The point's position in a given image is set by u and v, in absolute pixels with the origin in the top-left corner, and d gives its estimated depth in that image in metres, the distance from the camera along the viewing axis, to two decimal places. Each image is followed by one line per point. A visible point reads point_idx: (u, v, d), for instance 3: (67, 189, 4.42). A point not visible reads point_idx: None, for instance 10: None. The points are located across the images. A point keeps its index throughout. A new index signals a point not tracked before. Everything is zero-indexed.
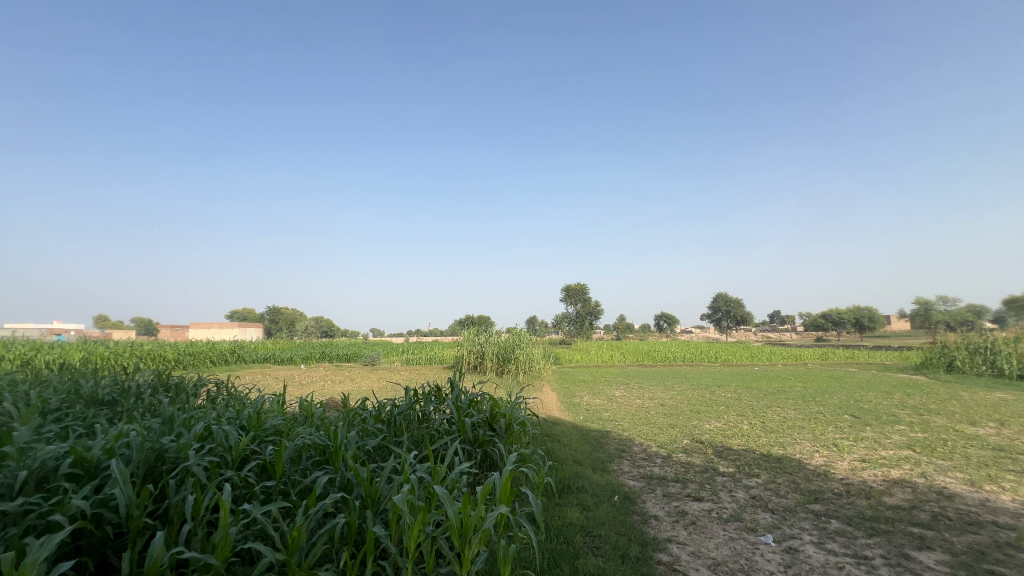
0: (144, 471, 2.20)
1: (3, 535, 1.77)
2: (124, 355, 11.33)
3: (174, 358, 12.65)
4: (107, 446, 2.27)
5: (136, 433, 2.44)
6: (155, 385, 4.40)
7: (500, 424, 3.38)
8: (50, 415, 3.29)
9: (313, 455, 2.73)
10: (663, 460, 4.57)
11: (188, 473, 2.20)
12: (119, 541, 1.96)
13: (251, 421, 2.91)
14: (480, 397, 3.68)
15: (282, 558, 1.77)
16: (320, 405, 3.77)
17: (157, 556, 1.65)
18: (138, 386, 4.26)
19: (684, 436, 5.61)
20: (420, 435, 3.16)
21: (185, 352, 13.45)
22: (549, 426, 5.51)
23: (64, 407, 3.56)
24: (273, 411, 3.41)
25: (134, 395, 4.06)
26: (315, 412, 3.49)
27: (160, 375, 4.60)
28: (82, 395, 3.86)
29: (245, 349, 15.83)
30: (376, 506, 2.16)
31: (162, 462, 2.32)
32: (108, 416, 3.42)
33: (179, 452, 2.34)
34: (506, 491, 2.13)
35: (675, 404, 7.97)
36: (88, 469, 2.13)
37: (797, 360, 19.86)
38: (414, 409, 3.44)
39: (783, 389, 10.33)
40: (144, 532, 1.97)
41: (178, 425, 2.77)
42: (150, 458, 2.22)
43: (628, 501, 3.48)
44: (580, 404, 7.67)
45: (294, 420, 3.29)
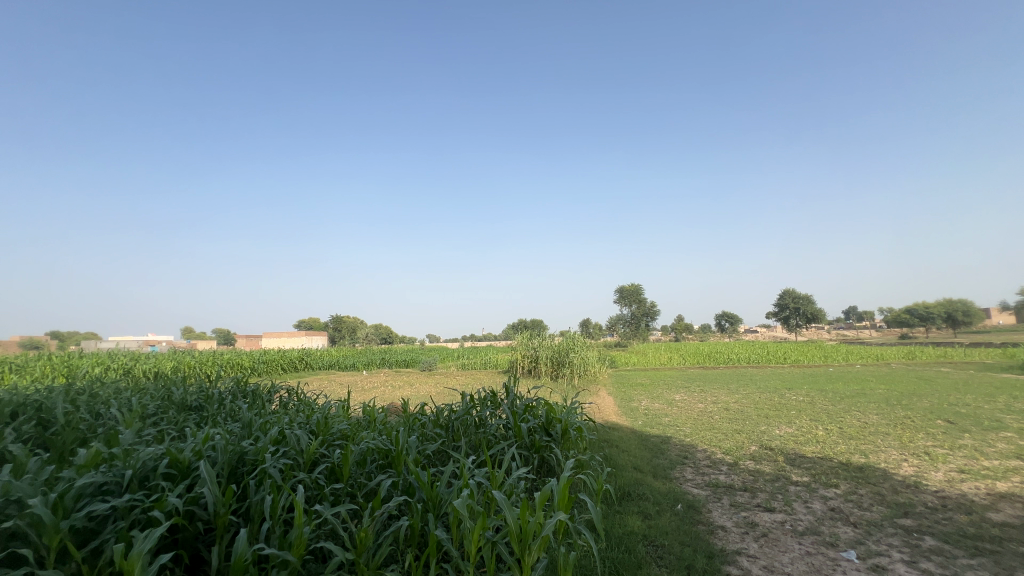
0: (228, 472, 2.39)
1: (114, 528, 1.98)
2: (209, 364, 12.40)
3: (251, 366, 13.66)
4: (196, 448, 2.50)
5: (220, 437, 2.66)
6: (234, 392, 4.77)
7: (556, 429, 3.36)
8: (148, 419, 3.65)
9: (377, 459, 2.84)
10: (729, 468, 4.35)
11: (266, 475, 2.36)
12: (208, 536, 2.13)
13: (319, 426, 3.08)
14: (535, 402, 3.67)
15: (351, 558, 1.86)
16: (381, 410, 3.91)
17: (242, 552, 1.78)
18: (220, 393, 4.63)
19: (751, 442, 5.31)
20: (477, 439, 3.20)
21: (260, 360, 14.50)
22: (607, 431, 5.41)
23: (160, 412, 3.95)
24: (339, 416, 3.59)
25: (217, 401, 4.42)
26: (377, 416, 3.64)
27: (239, 383, 4.98)
28: (174, 401, 4.26)
29: (312, 356, 16.81)
30: (437, 510, 2.22)
31: (242, 464, 2.51)
32: (197, 421, 3.75)
33: (258, 455, 2.53)
34: (564, 497, 2.11)
35: (741, 408, 7.58)
36: (181, 469, 2.35)
37: (879, 361, 18.24)
38: (471, 413, 3.49)
39: (863, 392, 9.52)
40: (229, 529, 2.14)
41: (255, 430, 2.99)
42: (232, 460, 2.42)
43: (692, 510, 3.34)
44: (638, 409, 7.48)
45: (358, 425, 3.44)
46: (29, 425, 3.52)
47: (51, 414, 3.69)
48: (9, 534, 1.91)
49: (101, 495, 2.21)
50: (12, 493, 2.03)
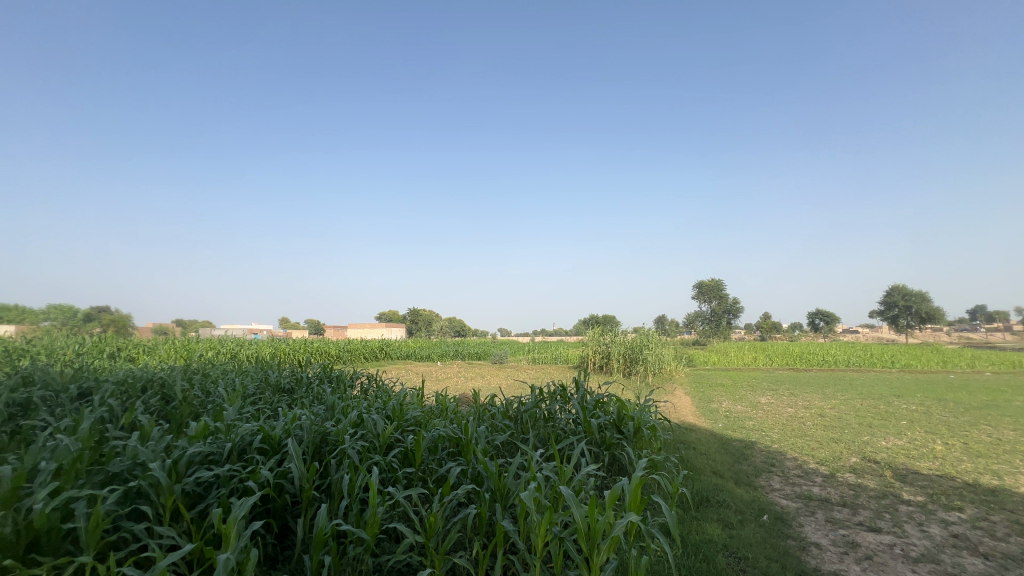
0: (312, 451, 2.56)
1: (216, 494, 2.19)
2: (301, 351, 13.53)
3: (337, 354, 14.72)
4: (286, 427, 2.71)
5: (306, 417, 2.87)
6: (321, 377, 5.13)
7: (628, 427, 3.21)
8: (249, 399, 4.05)
9: (448, 447, 2.89)
10: (824, 480, 3.93)
11: (345, 455, 2.50)
12: (295, 508, 2.29)
13: (395, 412, 3.21)
14: (606, 398, 3.54)
15: (421, 541, 1.91)
16: (453, 399, 4.00)
17: (322, 526, 1.89)
18: (309, 377, 5.02)
19: (851, 453, 4.77)
20: (546, 433, 3.15)
21: (345, 349, 15.58)
22: (684, 432, 5.14)
23: (258, 393, 4.36)
24: (414, 403, 3.74)
25: (306, 384, 4.79)
26: (448, 405, 3.73)
27: (325, 368, 5.37)
28: (270, 383, 4.69)
29: (391, 346, 17.76)
30: (505, 501, 2.21)
31: (325, 444, 2.67)
32: (288, 402, 4.07)
33: (339, 436, 2.69)
34: (636, 498, 1.99)
35: (838, 415, 6.87)
36: (273, 445, 2.56)
37: (1016, 369, 15.64)
38: (540, 407, 3.46)
39: (994, 404, 8.21)
40: (313, 504, 2.27)
41: (338, 412, 3.18)
42: (316, 440, 2.59)
43: (780, 523, 3.06)
44: (718, 410, 7.04)
45: (430, 413, 3.55)
46: (156, 399, 4.04)
47: (172, 390, 4.21)
48: (135, 492, 2.17)
49: (207, 463, 2.46)
50: (138, 457, 2.32)
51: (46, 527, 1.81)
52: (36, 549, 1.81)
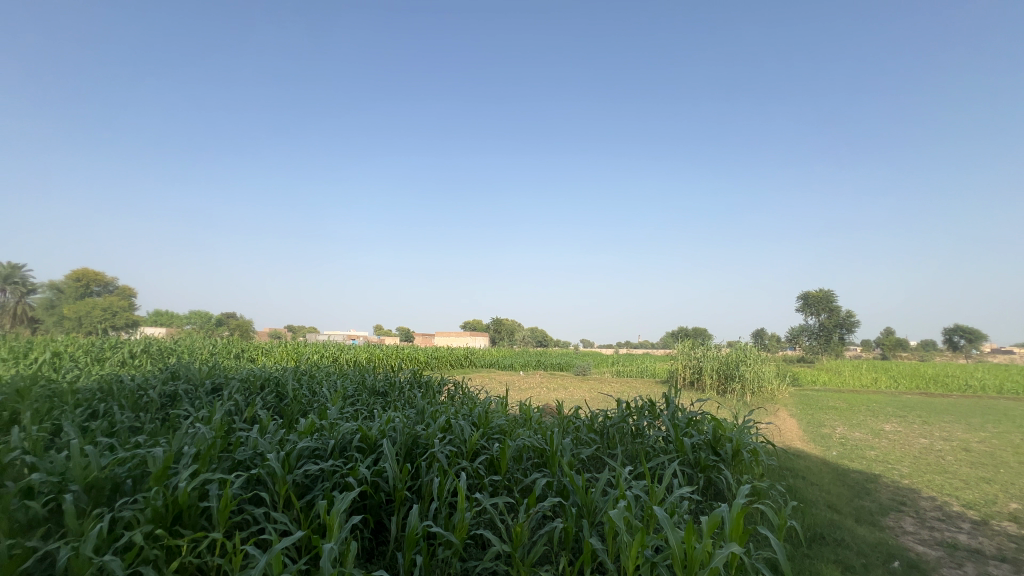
0: (404, 452, 2.69)
1: (321, 486, 2.38)
2: (393, 357, 14.39)
3: (426, 360, 15.45)
4: (381, 428, 2.87)
5: (399, 420, 3.02)
6: (411, 382, 5.40)
7: (726, 449, 2.97)
8: (349, 400, 4.37)
9: (533, 457, 2.88)
10: (973, 528, 3.33)
11: (435, 458, 2.59)
12: (389, 506, 2.41)
13: (480, 419, 3.27)
14: (700, 416, 3.31)
15: (508, 550, 1.90)
16: (537, 409, 3.99)
17: (414, 526, 1.96)
18: (400, 382, 5.30)
19: (1010, 498, 4.00)
20: (634, 450, 3.00)
21: (433, 356, 16.29)
22: (791, 459, 4.64)
23: (357, 394, 4.69)
24: (498, 412, 3.78)
25: (398, 388, 5.07)
26: (532, 415, 3.72)
27: (415, 374, 5.64)
28: (366, 386, 5.03)
29: (475, 355, 18.28)
30: (592, 518, 2.15)
31: (416, 446, 2.79)
32: (382, 404, 4.33)
33: (429, 440, 2.79)
34: (737, 527, 1.82)
35: (989, 451, 5.80)
36: (369, 444, 2.73)
37: None
38: (628, 421, 3.32)
39: None
40: (405, 503, 2.37)
41: (428, 417, 3.32)
42: (408, 442, 2.71)
43: (916, 573, 2.63)
44: (832, 436, 6.28)
45: (515, 422, 3.57)
46: (271, 396, 4.51)
47: (284, 389, 4.67)
48: (256, 479, 2.42)
49: (314, 458, 2.68)
50: (258, 448, 2.59)
51: (188, 502, 2.08)
52: (179, 522, 2.08)
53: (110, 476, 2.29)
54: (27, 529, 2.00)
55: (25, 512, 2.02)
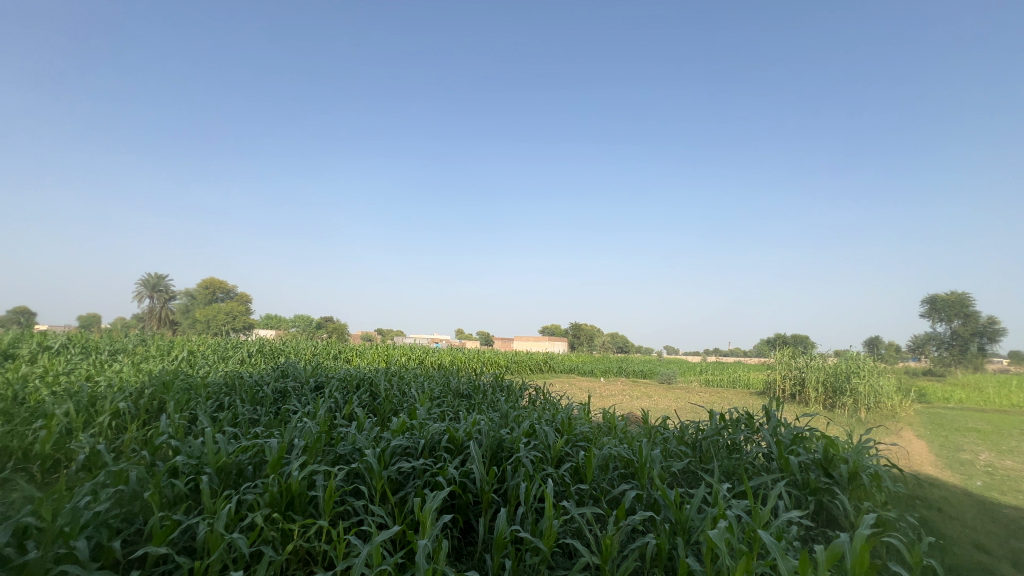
0: (490, 455, 2.73)
1: (413, 483, 2.49)
2: (476, 360, 14.76)
3: (506, 364, 15.68)
4: (467, 430, 2.95)
5: (484, 423, 3.08)
6: (494, 385, 5.50)
7: (840, 470, 2.66)
8: (436, 401, 4.55)
9: (619, 467, 2.79)
10: None
11: (520, 462, 2.60)
12: (477, 507, 2.45)
13: (564, 425, 3.24)
14: (807, 432, 3.01)
15: (597, 563, 1.85)
16: (622, 417, 3.86)
17: (503, 530, 1.98)
18: (483, 385, 5.41)
19: None
20: (731, 465, 2.80)
21: (513, 360, 16.51)
22: (922, 487, 4.05)
23: (443, 396, 4.87)
24: (581, 419, 3.72)
25: (481, 391, 5.18)
26: (617, 424, 3.61)
27: (497, 378, 5.74)
28: (451, 389, 5.20)
29: (555, 360, 18.24)
30: (687, 536, 2.03)
31: (501, 450, 2.82)
32: (467, 406, 4.44)
33: (513, 444, 2.81)
34: (860, 561, 1.61)
35: None
36: (456, 445, 2.81)
37: None
38: (722, 435, 3.10)
39: None
40: (492, 506, 2.40)
41: (511, 420, 3.35)
42: (493, 445, 2.76)
43: None
44: (974, 463, 5.39)
45: (599, 430, 3.49)
46: (366, 395, 4.83)
47: (377, 389, 4.98)
48: (356, 473, 2.59)
49: (406, 455, 2.81)
50: (357, 444, 2.78)
51: (298, 491, 2.28)
52: (292, 508, 2.28)
53: (235, 462, 2.58)
54: (172, 504, 2.31)
55: (171, 489, 2.34)
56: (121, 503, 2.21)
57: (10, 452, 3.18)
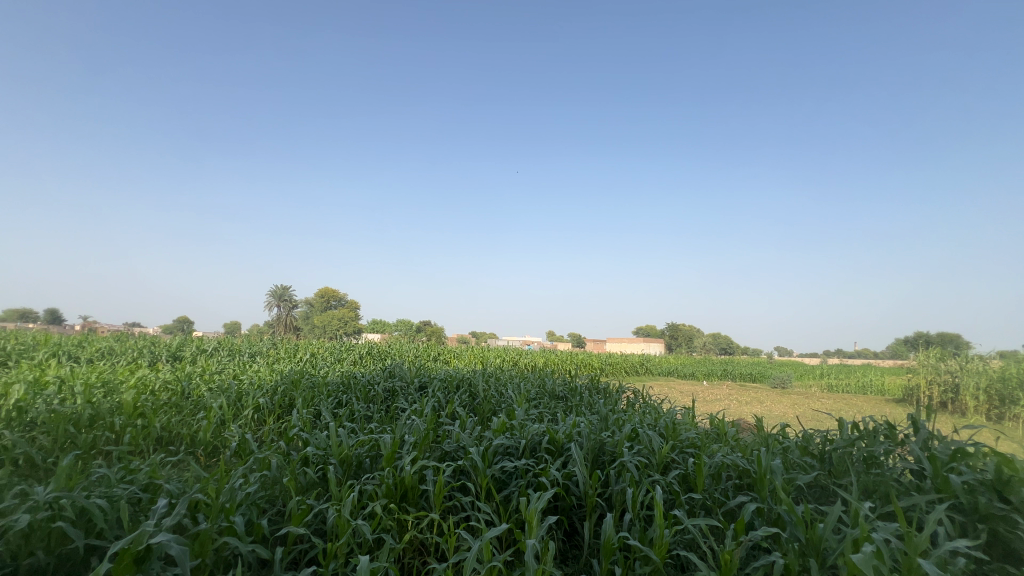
0: (592, 458, 2.68)
1: (516, 483, 2.52)
2: (569, 363, 14.65)
3: (600, 366, 15.42)
4: (567, 432, 2.93)
5: (584, 426, 3.04)
6: (591, 388, 5.40)
7: (1022, 495, 2.20)
8: (532, 402, 4.60)
9: (733, 477, 2.58)
10: None
11: (624, 467, 2.52)
12: (581, 511, 2.42)
13: (668, 431, 3.08)
14: (972, 447, 2.53)
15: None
16: (733, 424, 3.58)
17: (610, 536, 1.93)
18: (580, 387, 5.35)
19: None
20: (871, 482, 2.45)
21: (607, 362, 16.19)
22: None
23: (539, 397, 4.90)
24: (687, 424, 3.52)
25: (577, 393, 5.13)
26: (728, 430, 3.36)
27: (593, 380, 5.63)
28: (547, 390, 5.21)
29: (651, 362, 17.56)
30: (821, 559, 1.81)
31: (603, 454, 2.76)
32: (564, 408, 4.43)
33: (615, 447, 2.74)
34: None
35: None
36: (557, 447, 2.80)
37: None
38: (857, 447, 2.73)
39: None
40: (597, 510, 2.35)
41: (611, 424, 3.26)
42: (594, 448, 2.71)
43: None
44: None
45: (707, 436, 3.27)
46: (466, 396, 5.01)
47: (476, 389, 5.16)
48: (462, 470, 2.70)
49: (507, 455, 2.86)
50: (461, 441, 2.89)
51: (411, 484, 2.42)
52: (406, 500, 2.43)
53: (355, 454, 2.82)
54: (306, 489, 2.58)
55: (304, 476, 2.62)
56: (266, 486, 2.52)
57: (181, 437, 3.81)
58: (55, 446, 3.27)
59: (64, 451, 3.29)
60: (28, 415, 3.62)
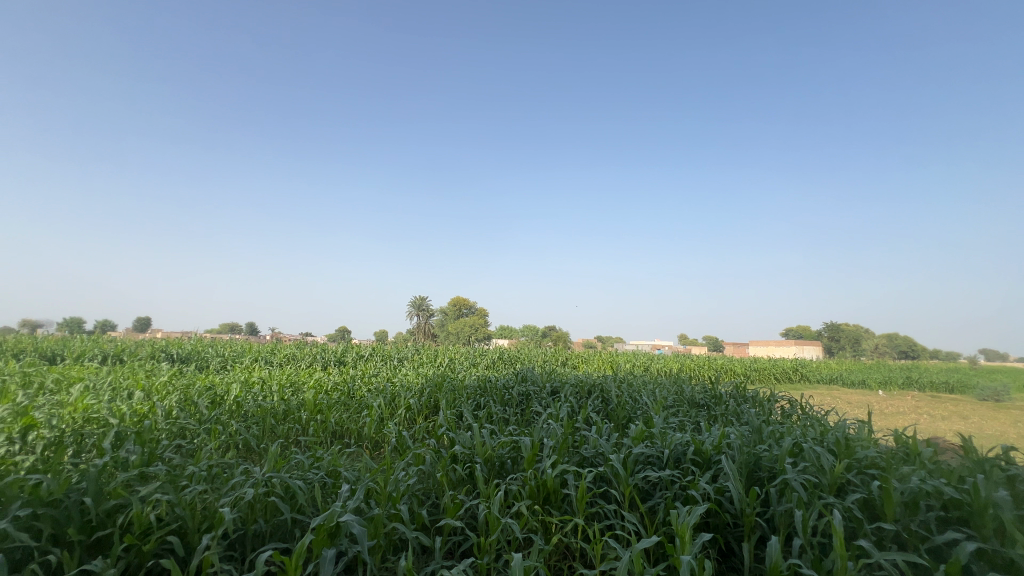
0: (746, 473, 2.45)
1: (661, 494, 2.41)
2: (708, 368, 13.54)
3: (744, 372, 14.02)
4: (715, 443, 2.72)
5: (734, 437, 2.79)
6: (736, 396, 4.92)
7: None
8: (670, 410, 4.35)
9: (937, 507, 2.14)
10: None
11: (788, 486, 2.24)
12: (737, 531, 2.22)
13: (841, 447, 2.67)
14: None
15: None
16: (929, 443, 2.97)
17: (778, 562, 1.73)
18: (723, 395, 4.92)
19: None
20: None
21: (753, 368, 14.65)
22: None
23: (677, 405, 4.63)
24: (864, 440, 3.01)
25: (721, 402, 4.73)
26: (922, 450, 2.79)
27: (738, 387, 5.14)
28: (686, 397, 4.90)
29: (808, 369, 15.45)
30: None
31: (759, 469, 2.50)
32: (707, 417, 4.11)
33: (775, 463, 2.46)
34: None
35: None
36: (704, 459, 2.62)
37: None
38: None
39: None
40: (756, 531, 2.14)
41: (767, 436, 2.94)
42: (749, 462, 2.47)
43: None
44: None
45: (893, 456, 2.77)
46: (599, 401, 4.94)
47: (609, 395, 5.06)
48: (603, 477, 2.66)
49: (650, 465, 2.75)
50: (600, 448, 2.86)
51: (553, 487, 2.46)
52: (549, 502, 2.47)
53: (498, 455, 2.96)
54: (457, 485, 2.79)
55: (455, 472, 2.83)
56: (423, 479, 2.78)
57: (351, 431, 4.40)
58: (263, 434, 4.04)
59: (269, 438, 4.04)
60: (243, 408, 4.52)
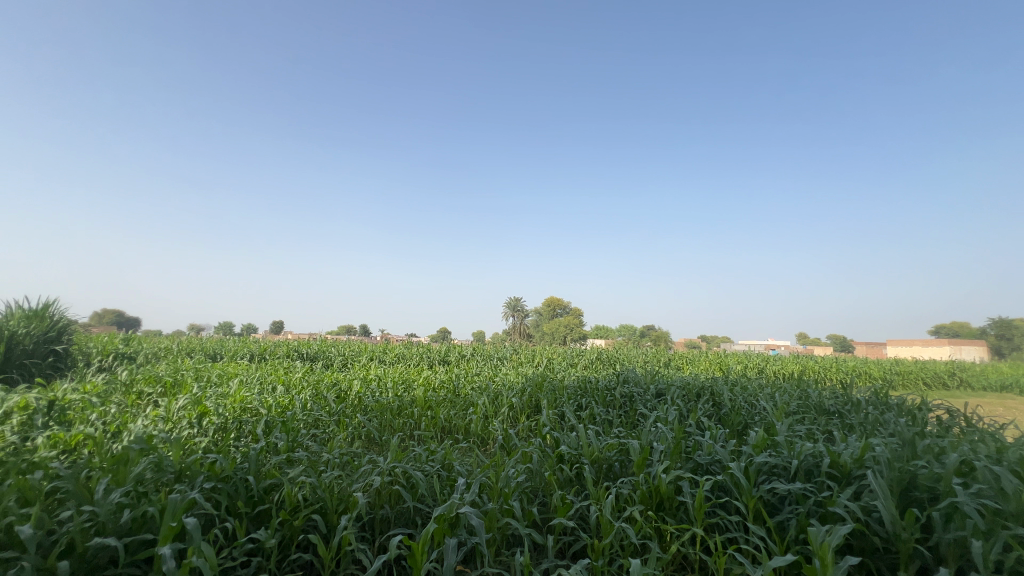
0: (900, 491, 2.13)
1: (793, 509, 2.19)
2: (836, 371, 12.01)
3: (882, 375, 12.22)
4: (856, 455, 2.40)
5: (880, 450, 2.44)
6: (877, 403, 4.30)
7: None
8: (794, 417, 3.94)
9: None
10: None
11: (958, 511, 1.91)
12: (891, 558, 1.94)
13: None
14: None
15: None
16: None
17: None
18: (859, 401, 4.34)
19: None
20: None
21: (894, 371, 12.70)
22: None
23: (802, 411, 4.18)
24: None
25: (857, 409, 4.17)
26: None
27: (878, 394, 4.49)
28: (812, 403, 4.40)
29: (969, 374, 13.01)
30: None
31: (915, 489, 2.16)
32: (841, 425, 3.65)
33: (937, 483, 2.11)
34: None
35: None
36: (843, 473, 2.32)
37: None
38: None
39: None
40: (916, 560, 1.85)
41: (922, 451, 2.54)
42: (903, 479, 2.14)
43: None
44: None
45: None
46: (710, 405, 4.63)
47: (721, 399, 4.72)
48: (722, 486, 2.48)
49: (776, 476, 2.51)
50: (716, 455, 2.67)
51: (667, 494, 2.35)
52: (663, 509, 2.37)
53: (605, 457, 2.90)
54: (566, 484, 2.79)
55: (562, 472, 2.83)
56: (531, 477, 2.82)
57: (458, 427, 4.61)
58: (382, 427, 4.39)
59: (387, 431, 4.39)
60: (364, 402, 4.97)
